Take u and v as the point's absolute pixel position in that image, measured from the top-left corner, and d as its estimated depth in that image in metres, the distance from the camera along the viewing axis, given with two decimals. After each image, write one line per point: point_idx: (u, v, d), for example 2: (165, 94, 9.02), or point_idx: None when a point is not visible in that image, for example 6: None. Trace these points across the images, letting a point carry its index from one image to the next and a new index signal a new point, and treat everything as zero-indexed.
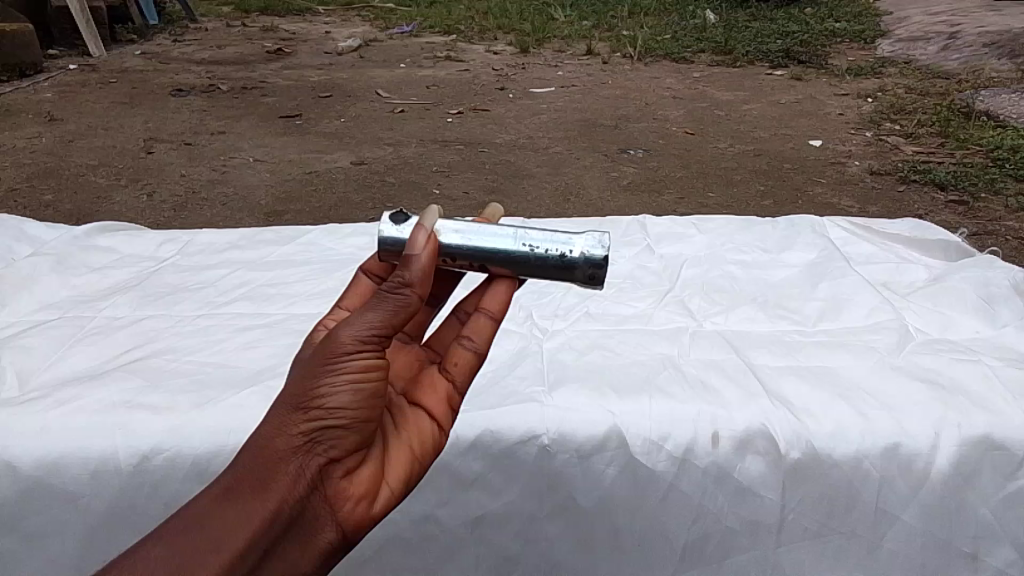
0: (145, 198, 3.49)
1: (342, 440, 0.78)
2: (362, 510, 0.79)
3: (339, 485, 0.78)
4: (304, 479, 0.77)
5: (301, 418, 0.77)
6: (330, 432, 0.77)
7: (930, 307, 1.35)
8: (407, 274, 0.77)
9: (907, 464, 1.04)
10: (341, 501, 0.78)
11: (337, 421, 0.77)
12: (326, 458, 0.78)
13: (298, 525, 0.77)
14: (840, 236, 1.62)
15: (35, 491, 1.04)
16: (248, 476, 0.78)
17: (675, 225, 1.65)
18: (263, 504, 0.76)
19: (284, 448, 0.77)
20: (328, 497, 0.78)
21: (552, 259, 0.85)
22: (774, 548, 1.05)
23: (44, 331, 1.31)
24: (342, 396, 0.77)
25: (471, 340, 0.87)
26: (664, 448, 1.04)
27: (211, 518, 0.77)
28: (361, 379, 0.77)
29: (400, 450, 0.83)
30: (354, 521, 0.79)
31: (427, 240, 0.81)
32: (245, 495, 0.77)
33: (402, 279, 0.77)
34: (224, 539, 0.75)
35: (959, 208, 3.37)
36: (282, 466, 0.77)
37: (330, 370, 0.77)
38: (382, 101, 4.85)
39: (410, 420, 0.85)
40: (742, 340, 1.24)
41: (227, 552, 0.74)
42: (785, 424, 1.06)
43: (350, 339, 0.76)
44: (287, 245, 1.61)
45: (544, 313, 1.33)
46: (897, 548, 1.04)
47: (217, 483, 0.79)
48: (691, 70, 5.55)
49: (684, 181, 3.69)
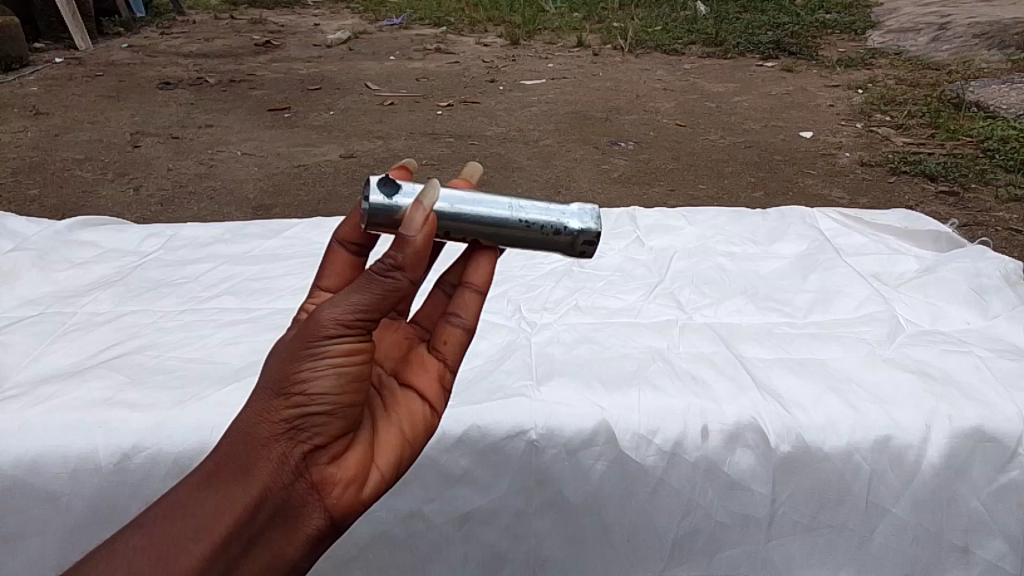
0: (131, 193, 3.46)
1: (325, 427, 0.77)
2: (351, 496, 0.78)
3: (325, 471, 0.77)
4: (287, 466, 0.76)
5: (281, 405, 0.76)
6: (312, 419, 0.76)
7: (922, 298, 1.35)
8: (399, 255, 0.73)
9: (898, 457, 1.03)
10: (330, 487, 0.77)
11: (318, 407, 0.76)
12: (310, 444, 0.76)
13: (283, 514, 0.75)
14: (831, 228, 1.61)
15: (13, 491, 1.03)
16: (231, 463, 0.77)
17: (665, 218, 1.64)
18: (245, 490, 0.75)
19: (266, 434, 0.76)
20: (313, 483, 0.76)
21: (546, 234, 0.87)
22: (764, 543, 1.04)
23: (24, 328, 1.29)
24: (324, 380, 0.76)
25: (458, 316, 0.88)
26: (653, 442, 1.03)
27: (193, 507, 0.76)
28: (344, 361, 0.76)
29: (391, 434, 0.83)
30: (343, 507, 0.77)
31: (426, 219, 0.75)
32: (229, 481, 0.76)
33: (393, 261, 0.74)
34: (206, 528, 0.74)
35: (950, 199, 3.37)
36: (265, 452, 0.76)
37: (311, 355, 0.75)
38: (370, 93, 4.82)
39: (400, 402, 0.85)
40: (731, 333, 1.23)
41: (208, 541, 0.74)
42: (775, 417, 1.04)
43: (332, 321, 0.75)
44: (273, 239, 1.59)
45: (532, 306, 1.32)
46: (888, 541, 1.04)
47: (198, 472, 0.78)
48: (682, 62, 5.54)
49: (675, 173, 3.68)
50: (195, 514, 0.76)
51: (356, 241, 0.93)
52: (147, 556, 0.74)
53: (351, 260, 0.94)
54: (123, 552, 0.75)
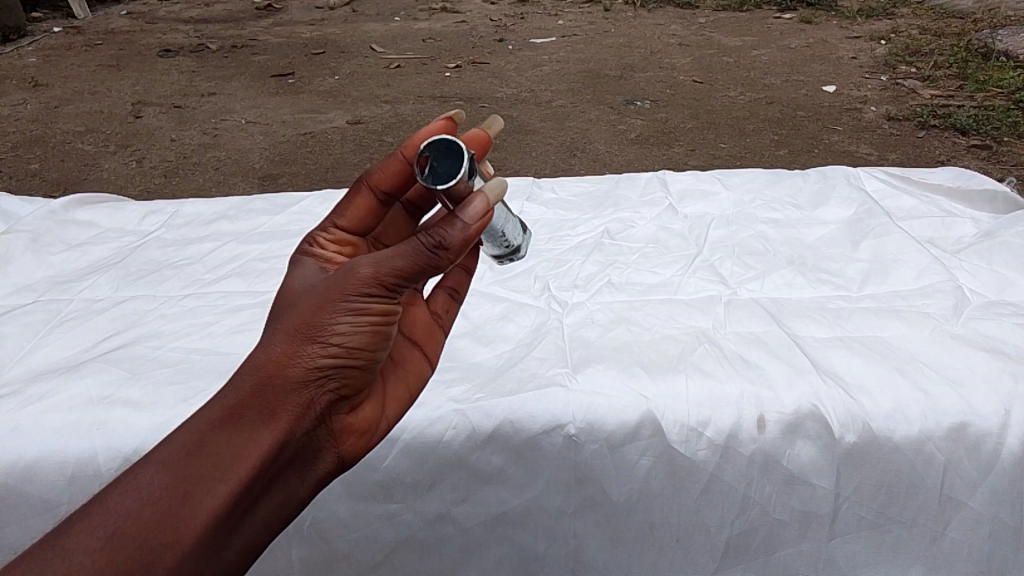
0: (134, 165, 3.35)
1: (352, 377, 0.70)
2: (364, 443, 0.73)
3: (343, 419, 0.71)
4: (313, 414, 0.68)
5: (315, 353, 0.67)
6: (345, 370, 0.69)
7: (985, 266, 1.24)
8: (448, 234, 0.65)
9: (975, 445, 0.93)
10: (346, 435, 0.71)
11: (352, 360, 0.68)
12: (337, 394, 0.69)
13: (301, 460, 0.69)
14: (877, 190, 1.49)
15: (10, 501, 0.94)
16: (254, 406, 0.67)
17: (698, 182, 1.53)
18: (271, 434, 0.66)
19: (294, 379, 0.67)
20: (333, 431, 0.70)
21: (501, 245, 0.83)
22: (827, 541, 0.95)
23: (16, 318, 1.20)
24: (360, 336, 0.68)
25: (455, 290, 0.87)
26: (704, 435, 0.93)
27: (215, 443, 0.66)
28: (380, 320, 0.68)
29: (398, 390, 0.78)
30: (356, 454, 0.72)
31: (484, 212, 0.67)
32: (253, 422, 0.66)
33: (439, 239, 0.65)
34: (232, 466, 0.65)
35: (983, 152, 3.23)
36: (291, 398, 0.67)
37: (350, 309, 0.66)
38: (376, 56, 4.67)
39: (406, 358, 0.80)
40: (782, 309, 1.12)
41: (231, 483, 0.65)
42: (839, 405, 0.94)
43: (375, 283, 0.66)
44: (280, 215, 1.49)
45: (562, 284, 1.21)
46: (962, 536, 0.95)
47: (210, 410, 0.68)
48: (696, 16, 5.34)
49: (694, 132, 3.54)
50: (211, 455, 0.66)
51: (389, 189, 0.83)
52: (172, 493, 0.65)
53: (375, 206, 0.83)
54: (142, 487, 0.65)
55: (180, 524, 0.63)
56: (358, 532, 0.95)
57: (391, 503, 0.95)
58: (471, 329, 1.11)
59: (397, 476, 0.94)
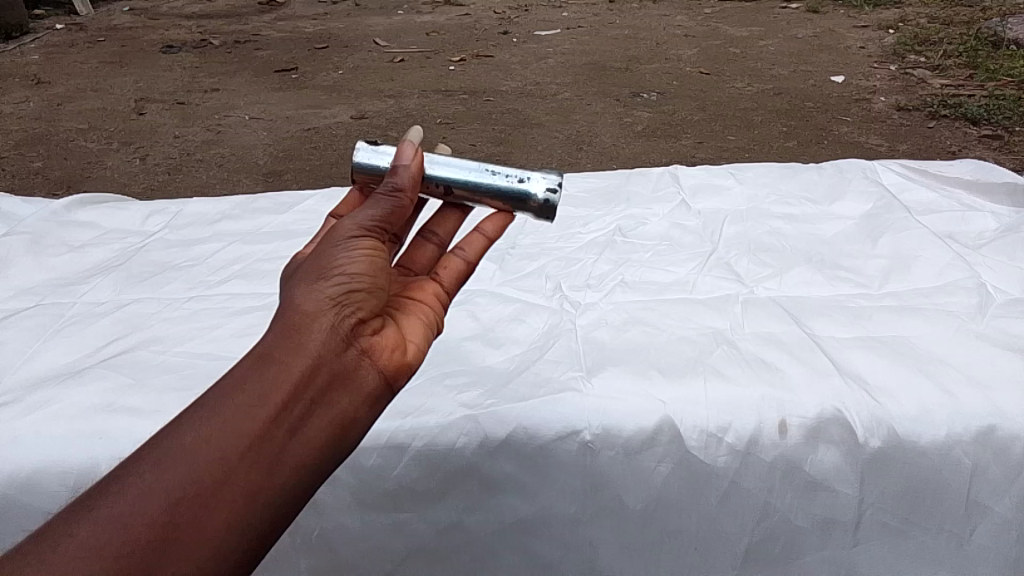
0: (138, 162, 3.33)
1: (364, 303, 0.71)
2: (399, 359, 0.70)
3: (369, 341, 0.69)
4: (339, 334, 0.67)
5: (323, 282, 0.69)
6: (354, 294, 0.70)
7: (1007, 262, 1.20)
8: (396, 177, 0.77)
9: (1003, 449, 0.90)
10: (378, 352, 0.69)
11: (359, 282, 0.71)
12: (356, 316, 0.69)
13: (338, 378, 0.66)
14: (894, 183, 1.46)
15: (11, 512, 0.92)
16: (273, 342, 0.66)
17: (710, 177, 1.50)
18: (298, 357, 0.65)
19: (308, 308, 0.67)
20: (363, 349, 0.68)
21: (508, 190, 0.84)
22: (850, 548, 0.92)
23: (18, 322, 1.17)
24: (359, 260, 0.72)
25: (460, 250, 0.86)
26: (723, 440, 0.91)
27: (244, 384, 0.64)
28: (373, 252, 0.73)
29: (412, 321, 0.76)
30: (396, 371, 0.69)
31: (414, 152, 0.81)
32: (280, 354, 0.65)
33: (393, 184, 0.77)
34: (267, 394, 0.63)
35: (995, 143, 3.19)
36: (314, 323, 0.67)
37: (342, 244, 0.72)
38: (380, 50, 4.64)
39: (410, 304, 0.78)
40: (801, 308, 1.10)
41: (270, 406, 0.62)
42: (861, 408, 0.92)
43: (354, 224, 0.74)
44: (284, 213, 1.46)
45: (574, 283, 1.19)
46: (989, 542, 0.92)
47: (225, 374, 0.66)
48: (702, 6, 5.29)
49: (702, 124, 3.50)
50: (240, 394, 0.63)
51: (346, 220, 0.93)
52: (206, 438, 0.61)
53: None
54: (170, 446, 0.60)
55: (225, 456, 0.60)
56: (368, 542, 0.93)
57: (400, 512, 0.92)
58: (482, 330, 1.09)
59: (407, 484, 0.92)
